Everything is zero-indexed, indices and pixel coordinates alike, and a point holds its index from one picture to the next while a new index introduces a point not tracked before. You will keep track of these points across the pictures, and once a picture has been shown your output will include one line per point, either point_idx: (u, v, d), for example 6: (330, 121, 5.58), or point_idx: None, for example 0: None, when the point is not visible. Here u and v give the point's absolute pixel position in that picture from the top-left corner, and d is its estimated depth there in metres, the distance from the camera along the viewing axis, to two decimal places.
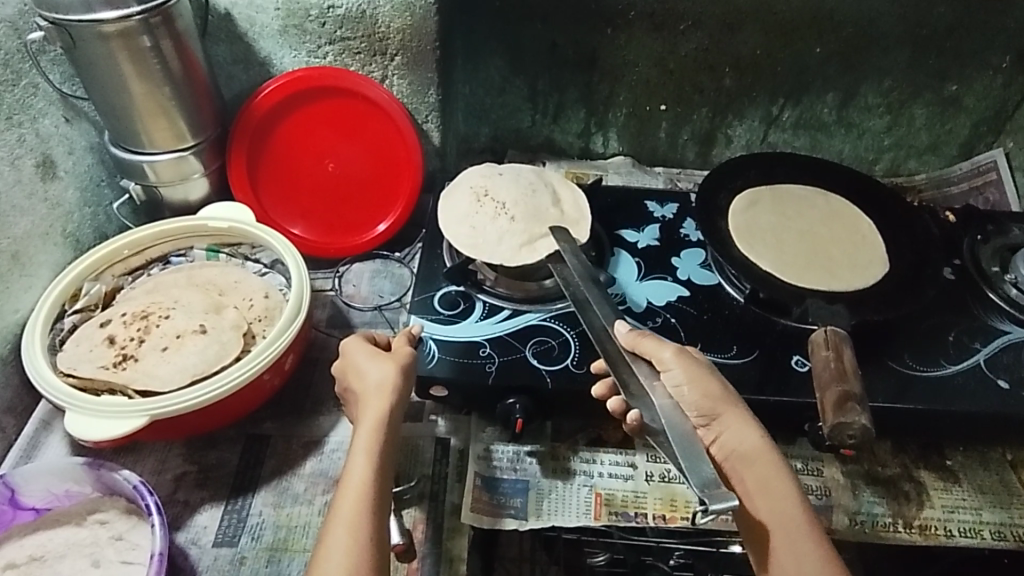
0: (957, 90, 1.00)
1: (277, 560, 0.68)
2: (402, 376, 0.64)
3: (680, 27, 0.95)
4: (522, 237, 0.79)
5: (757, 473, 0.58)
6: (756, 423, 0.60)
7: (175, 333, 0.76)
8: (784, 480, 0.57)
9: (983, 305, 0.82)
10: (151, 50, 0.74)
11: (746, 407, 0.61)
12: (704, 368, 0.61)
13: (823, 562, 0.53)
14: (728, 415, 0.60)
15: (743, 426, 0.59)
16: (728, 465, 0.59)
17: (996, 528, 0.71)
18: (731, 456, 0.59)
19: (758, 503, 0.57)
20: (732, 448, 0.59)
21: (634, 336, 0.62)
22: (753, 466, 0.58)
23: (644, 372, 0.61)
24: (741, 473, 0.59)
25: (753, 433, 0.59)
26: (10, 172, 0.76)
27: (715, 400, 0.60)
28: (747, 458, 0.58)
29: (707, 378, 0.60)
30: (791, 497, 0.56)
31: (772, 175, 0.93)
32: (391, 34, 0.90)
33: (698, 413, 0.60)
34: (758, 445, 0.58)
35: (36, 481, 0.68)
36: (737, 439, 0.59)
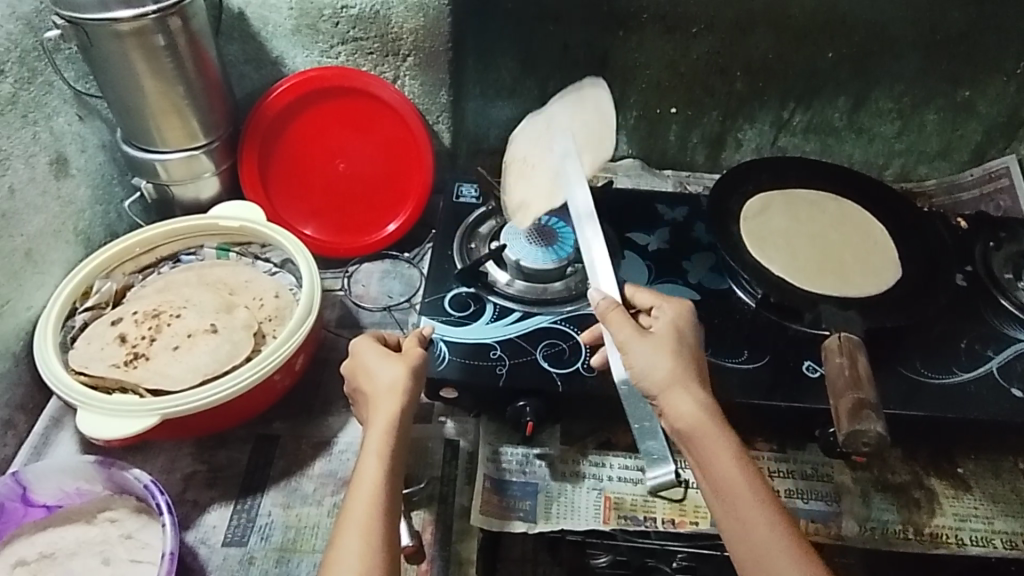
0: (969, 96, 1.00)
1: (286, 560, 0.68)
2: (412, 378, 0.63)
3: (692, 30, 0.95)
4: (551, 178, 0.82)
5: (699, 448, 0.56)
6: (699, 394, 0.58)
7: (186, 332, 0.76)
8: (726, 450, 0.55)
9: (995, 312, 0.82)
10: (165, 49, 0.74)
11: (692, 377, 0.59)
12: (658, 347, 0.60)
13: (767, 525, 0.52)
14: (669, 392, 0.58)
15: (683, 400, 0.58)
16: (676, 437, 0.58)
17: (1008, 538, 0.71)
18: (676, 431, 0.58)
19: (705, 476, 0.56)
20: (675, 424, 0.57)
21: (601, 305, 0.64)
22: (695, 440, 0.56)
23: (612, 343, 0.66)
24: (686, 446, 0.57)
25: (692, 405, 0.57)
26: (24, 169, 0.76)
27: (658, 379, 0.59)
28: (689, 433, 0.57)
29: (657, 358, 0.59)
30: (735, 466, 0.54)
31: (784, 178, 0.93)
32: (403, 35, 0.92)
33: (646, 392, 0.60)
34: (699, 419, 0.56)
35: (48, 479, 0.68)
36: (678, 415, 0.57)
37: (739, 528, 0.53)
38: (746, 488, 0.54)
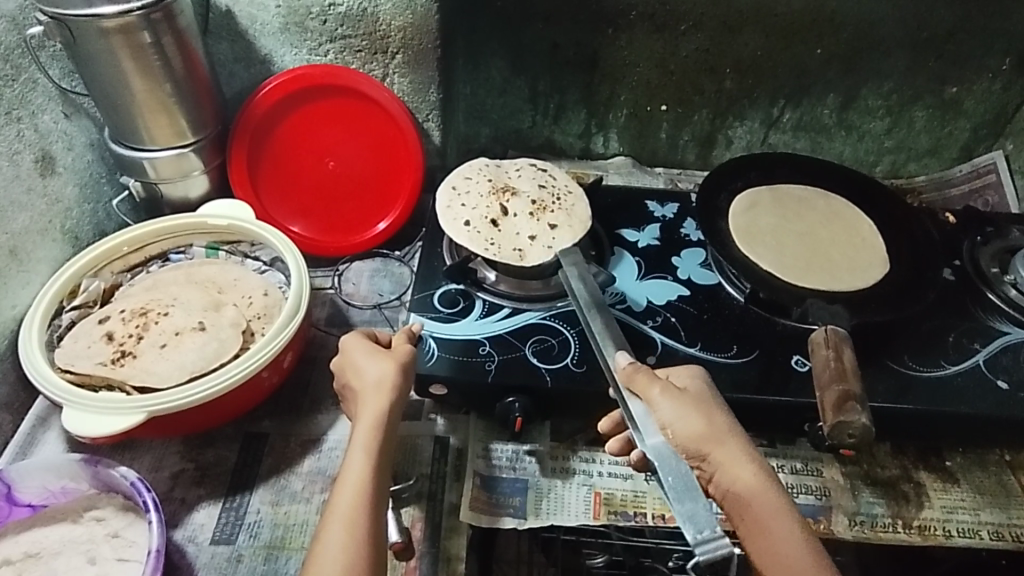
0: (957, 93, 1.01)
1: (274, 558, 0.67)
2: (401, 374, 0.63)
3: (680, 28, 0.95)
4: (493, 216, 0.81)
5: (755, 516, 0.53)
6: (751, 455, 0.55)
7: (174, 329, 0.76)
8: (784, 514, 0.52)
9: (982, 306, 0.82)
10: (152, 46, 0.74)
11: (731, 436, 0.56)
12: (694, 408, 0.57)
13: None
14: (718, 454, 0.55)
15: (732, 463, 0.54)
16: (726, 504, 0.55)
17: (995, 529, 0.71)
18: (727, 496, 0.54)
19: (760, 546, 0.52)
20: (726, 488, 0.54)
21: (628, 370, 0.60)
22: (753, 508, 0.53)
23: (638, 411, 0.58)
24: (740, 512, 0.54)
25: (746, 467, 0.54)
26: (8, 167, 0.75)
27: (704, 438, 0.55)
28: (745, 499, 0.53)
29: (695, 419, 0.56)
30: (796, 533, 0.52)
31: (772, 175, 0.93)
32: (391, 33, 0.90)
33: (687, 455, 0.56)
34: (752, 483, 0.53)
35: (33, 477, 0.68)
36: (732, 478, 0.54)
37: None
38: (808, 560, 0.50)
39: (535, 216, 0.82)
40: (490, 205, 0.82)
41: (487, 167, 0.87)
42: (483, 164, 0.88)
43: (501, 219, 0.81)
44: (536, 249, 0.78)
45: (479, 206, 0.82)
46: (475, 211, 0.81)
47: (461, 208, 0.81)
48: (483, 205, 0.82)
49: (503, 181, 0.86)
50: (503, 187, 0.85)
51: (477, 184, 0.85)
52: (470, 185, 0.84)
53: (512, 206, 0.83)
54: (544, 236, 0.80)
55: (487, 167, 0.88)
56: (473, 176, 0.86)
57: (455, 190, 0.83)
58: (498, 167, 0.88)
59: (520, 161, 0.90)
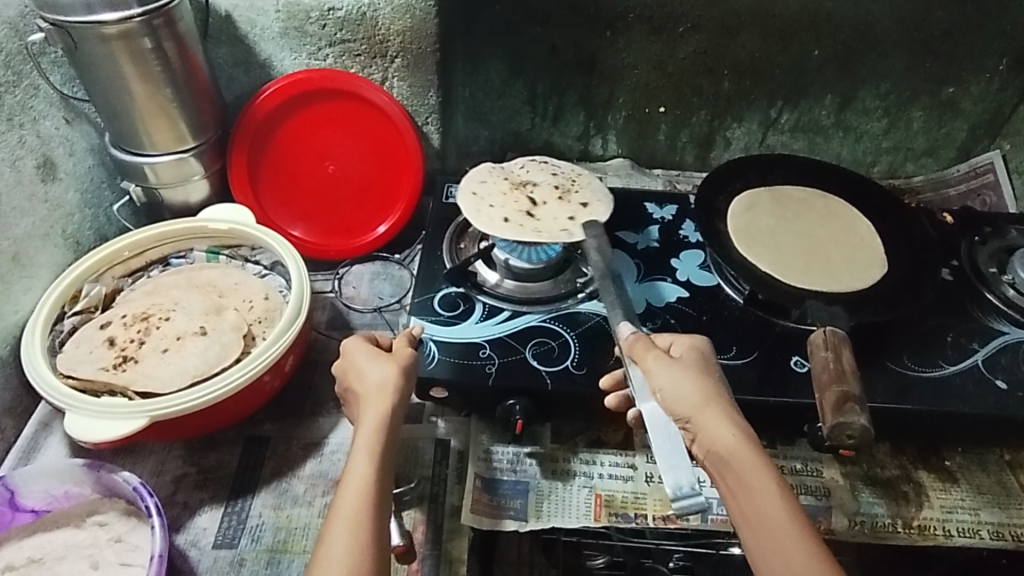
0: (954, 93, 1.01)
1: (277, 561, 0.68)
2: (402, 377, 0.63)
3: (678, 30, 0.95)
4: (522, 206, 0.82)
5: (736, 474, 0.53)
6: (734, 417, 0.55)
7: (176, 334, 0.76)
8: (763, 471, 0.52)
9: (980, 306, 0.82)
10: (152, 52, 0.74)
11: (716, 400, 0.56)
12: (684, 374, 0.58)
13: (809, 558, 0.48)
14: (701, 417, 0.55)
15: (713, 426, 0.54)
16: (709, 465, 0.55)
17: (995, 529, 0.71)
18: (709, 456, 0.54)
19: (741, 503, 0.52)
20: (709, 450, 0.55)
21: (631, 340, 0.62)
22: (732, 467, 0.53)
23: (636, 378, 0.61)
24: (722, 472, 0.54)
25: (728, 428, 0.54)
26: (10, 173, 0.76)
27: (689, 402, 0.56)
28: (725, 458, 0.53)
29: (684, 384, 0.57)
30: (773, 491, 0.51)
31: (771, 175, 0.94)
32: (391, 37, 0.90)
33: (674, 419, 0.57)
34: (733, 443, 0.53)
35: (36, 483, 0.68)
36: (713, 439, 0.54)
37: (777, 554, 0.49)
38: (785, 515, 0.50)
39: (562, 201, 0.83)
40: (516, 200, 0.82)
41: (494, 168, 0.87)
42: (488, 168, 0.88)
43: (529, 208, 0.82)
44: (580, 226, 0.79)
45: (506, 203, 0.82)
46: (503, 207, 0.81)
47: (491, 209, 0.81)
48: (509, 202, 0.82)
49: (516, 177, 0.86)
50: (519, 183, 0.85)
51: (494, 181, 0.85)
52: (488, 187, 0.84)
53: (538, 196, 0.83)
54: (580, 215, 0.81)
55: (493, 169, 0.87)
56: (488, 178, 0.85)
57: (477, 194, 0.83)
58: (503, 167, 0.88)
59: (519, 159, 0.90)
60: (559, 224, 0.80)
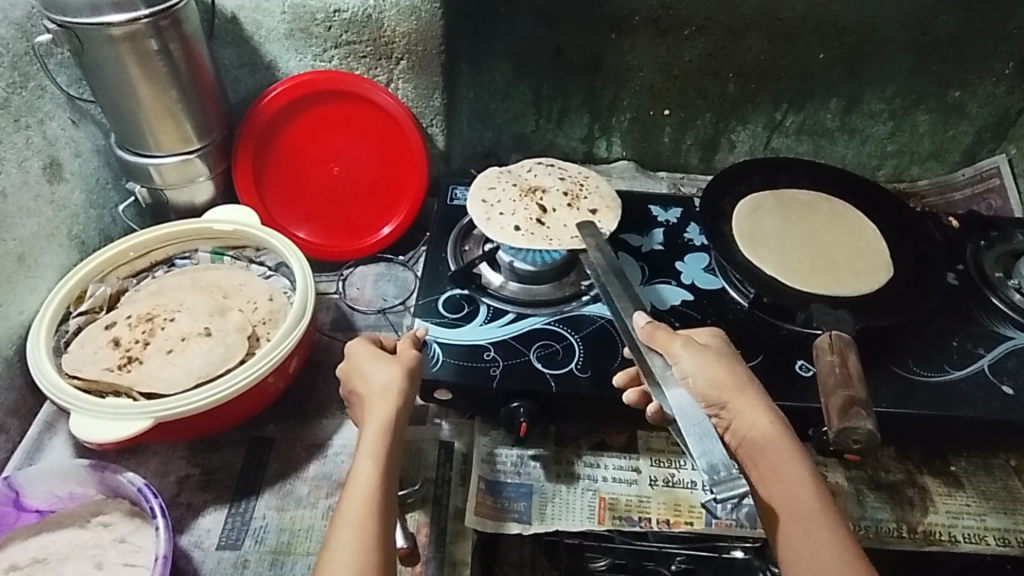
0: (960, 97, 1.01)
1: (280, 563, 0.68)
2: (406, 380, 0.63)
3: (684, 32, 0.95)
4: (533, 213, 0.81)
5: (769, 461, 0.54)
6: (769, 404, 0.56)
7: (181, 335, 0.76)
8: (797, 460, 0.54)
9: (986, 311, 0.82)
10: (159, 53, 0.74)
11: (750, 386, 0.57)
12: (713, 359, 0.58)
13: (839, 546, 0.50)
14: (737, 402, 0.56)
15: (750, 412, 0.56)
16: (742, 450, 0.56)
17: (1001, 535, 0.71)
18: (743, 443, 0.56)
19: (772, 489, 0.54)
20: (744, 435, 0.56)
21: (648, 328, 0.61)
22: (766, 453, 0.54)
23: (658, 366, 0.60)
24: (754, 458, 0.55)
25: (763, 414, 0.55)
26: (17, 173, 0.76)
27: (722, 387, 0.56)
28: (761, 444, 0.55)
29: (716, 368, 0.57)
30: (806, 479, 0.53)
31: (776, 179, 0.94)
32: (396, 39, 0.90)
33: (707, 402, 0.57)
34: (770, 431, 0.55)
35: (41, 483, 0.68)
36: (748, 425, 0.55)
37: (808, 540, 0.51)
38: (816, 503, 0.52)
39: (572, 207, 0.83)
40: (527, 207, 0.82)
41: (503, 173, 0.87)
42: (496, 172, 0.88)
43: (540, 215, 0.81)
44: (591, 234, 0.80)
45: (517, 211, 0.82)
46: (516, 215, 0.81)
47: (502, 216, 0.81)
48: (520, 208, 0.82)
49: (526, 181, 0.86)
50: (529, 187, 0.85)
51: (503, 188, 0.85)
52: (498, 194, 0.84)
53: (549, 202, 0.83)
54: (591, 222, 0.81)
55: (501, 173, 0.87)
56: (497, 185, 0.85)
57: (487, 202, 0.83)
58: (511, 172, 0.88)
59: (525, 162, 0.90)
60: (571, 231, 0.80)
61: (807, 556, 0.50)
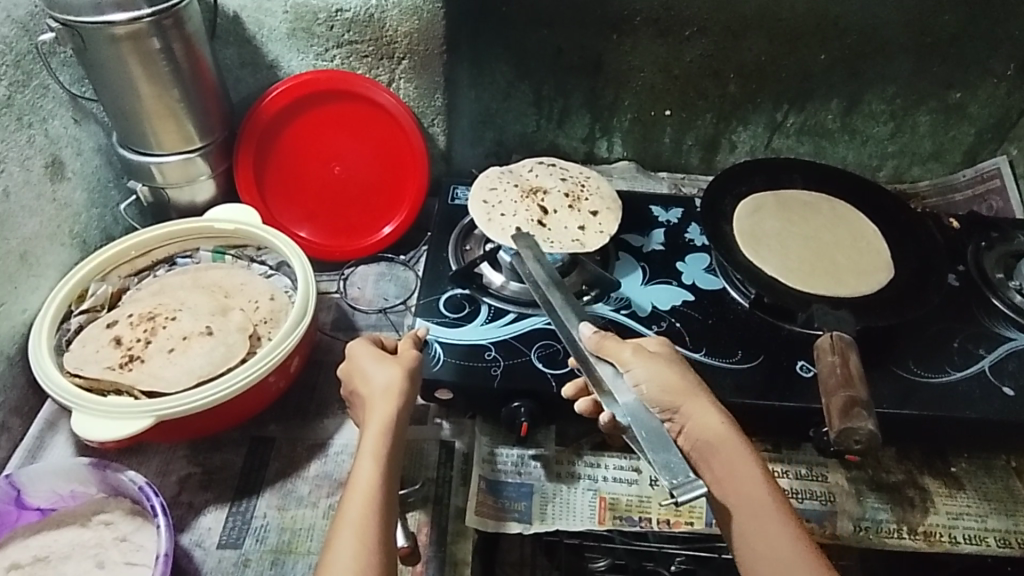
0: (961, 98, 1.01)
1: (281, 562, 0.68)
2: (407, 380, 0.63)
3: (685, 33, 0.95)
4: (534, 215, 0.81)
5: (722, 460, 0.55)
6: (719, 406, 0.58)
7: (182, 334, 0.76)
8: (748, 458, 0.55)
9: (987, 312, 0.82)
10: (161, 52, 0.75)
11: (700, 390, 0.58)
12: (664, 364, 0.59)
13: (792, 539, 0.51)
14: (689, 405, 0.57)
15: (702, 414, 0.57)
16: (696, 452, 0.57)
17: (1001, 535, 0.71)
18: (697, 445, 0.57)
19: (726, 488, 0.55)
20: (697, 437, 0.57)
21: (595, 338, 0.60)
22: (719, 453, 0.55)
23: (608, 375, 0.58)
24: (709, 459, 0.56)
25: (714, 415, 0.57)
26: (20, 172, 0.76)
27: (675, 391, 0.57)
28: (713, 444, 0.56)
29: (668, 373, 0.58)
30: (758, 475, 0.54)
31: (776, 180, 0.94)
32: (398, 38, 0.90)
33: (660, 408, 0.58)
34: (721, 431, 0.56)
35: (42, 481, 0.68)
36: (702, 427, 0.56)
37: (762, 535, 0.52)
38: (769, 498, 0.53)
39: (573, 209, 0.83)
40: (529, 208, 0.82)
41: (504, 174, 0.87)
42: (497, 172, 0.87)
43: (541, 216, 0.81)
44: (591, 237, 0.80)
45: (518, 212, 0.81)
46: (517, 215, 0.81)
47: (503, 218, 0.81)
48: (522, 210, 0.82)
49: (527, 182, 0.86)
50: (531, 188, 0.85)
51: (504, 189, 0.85)
52: (499, 195, 0.84)
53: (550, 203, 0.83)
54: (592, 224, 0.82)
55: (502, 174, 0.87)
56: (498, 185, 0.85)
57: (488, 203, 0.82)
58: (511, 172, 0.88)
59: (526, 161, 0.90)
60: (571, 234, 0.80)
61: (763, 552, 0.51)
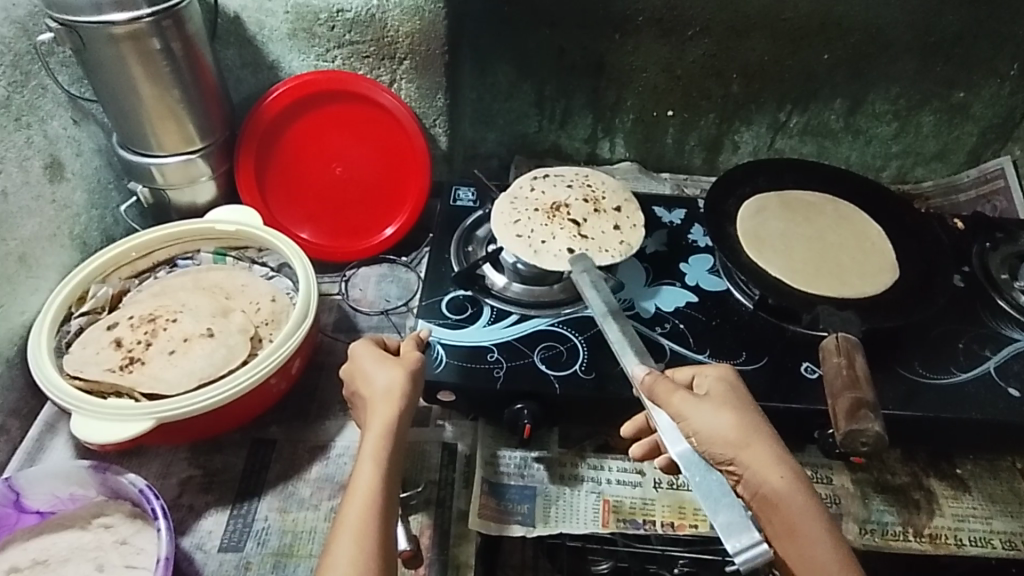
0: (964, 98, 1.00)
1: (282, 566, 0.67)
2: (409, 382, 0.63)
3: (687, 33, 0.95)
4: (568, 233, 0.80)
5: (784, 518, 0.52)
6: (780, 457, 0.54)
7: (183, 336, 0.76)
8: (812, 517, 0.51)
9: (992, 313, 0.82)
10: (161, 53, 0.74)
11: (758, 439, 0.54)
12: (719, 411, 0.55)
13: None
14: (745, 457, 0.53)
15: (760, 469, 0.53)
16: (756, 505, 0.54)
17: (1008, 538, 0.71)
18: (756, 498, 0.53)
19: (788, 548, 0.51)
20: (756, 491, 0.53)
21: (648, 380, 0.58)
22: (781, 510, 0.52)
23: (664, 421, 0.57)
24: (769, 514, 0.53)
25: (774, 469, 0.53)
26: (18, 173, 0.76)
27: (729, 443, 0.54)
28: (773, 501, 0.52)
29: (722, 423, 0.54)
30: (823, 536, 0.51)
31: (781, 180, 0.93)
32: (400, 38, 0.90)
33: (716, 459, 0.55)
34: (782, 487, 0.52)
35: (42, 484, 0.68)
36: (760, 481, 0.53)
37: None
38: (834, 562, 0.50)
39: (598, 212, 0.83)
40: (563, 228, 0.80)
41: (515, 201, 0.84)
42: (507, 201, 0.84)
43: (571, 231, 0.80)
44: (632, 231, 0.80)
45: (555, 234, 0.79)
46: (557, 237, 0.79)
47: (547, 244, 0.78)
48: (558, 231, 0.80)
49: (543, 201, 0.84)
50: (550, 207, 0.83)
51: (526, 215, 0.82)
52: (527, 223, 0.81)
53: (574, 212, 0.82)
54: (622, 218, 0.82)
55: (515, 200, 0.84)
56: (520, 216, 0.82)
57: (525, 236, 0.79)
58: (519, 194, 0.85)
59: (518, 179, 0.88)
60: (611, 233, 0.80)
61: None
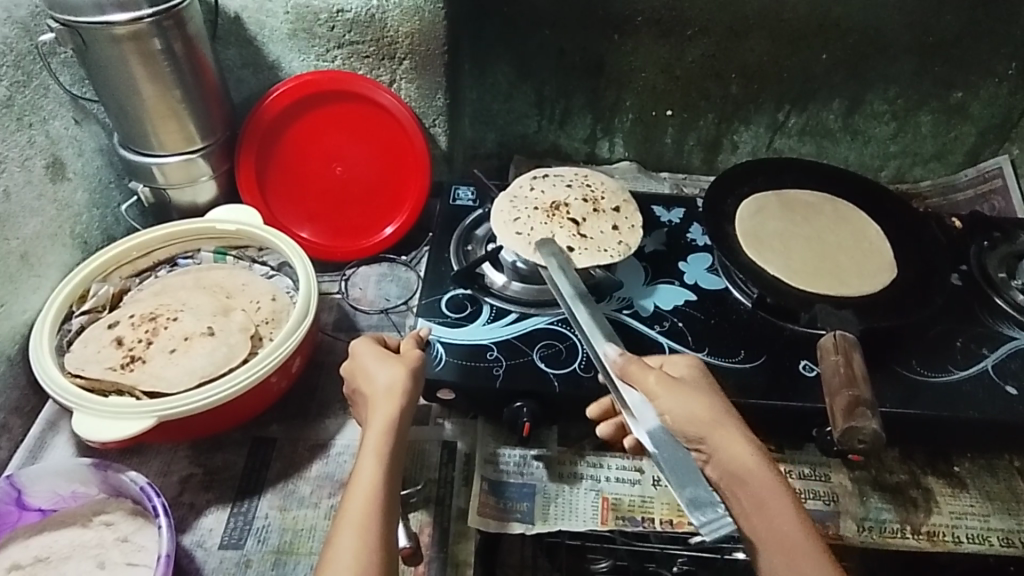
0: (962, 98, 1.01)
1: (283, 563, 0.67)
2: (411, 381, 0.63)
3: (686, 33, 0.95)
4: (566, 232, 0.80)
5: (752, 493, 0.51)
6: (748, 437, 0.54)
7: (184, 334, 0.76)
8: (781, 491, 0.51)
9: (990, 312, 0.82)
10: (162, 53, 0.75)
11: (727, 420, 0.54)
12: (690, 393, 0.56)
13: None
14: (716, 435, 0.53)
15: (730, 446, 0.53)
16: (724, 485, 0.53)
17: (1005, 535, 0.71)
18: (724, 476, 0.53)
19: (755, 524, 0.50)
20: (724, 469, 0.53)
21: (622, 361, 0.59)
22: (748, 485, 0.51)
23: (634, 400, 0.58)
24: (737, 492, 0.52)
25: (744, 446, 0.53)
26: (20, 172, 0.76)
27: (700, 421, 0.54)
28: (742, 477, 0.51)
29: (693, 404, 0.55)
30: (791, 510, 0.50)
31: (779, 180, 0.93)
32: (400, 38, 0.90)
33: (686, 438, 0.55)
34: (750, 462, 0.52)
35: (43, 482, 0.68)
36: (730, 458, 0.52)
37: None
38: (802, 535, 0.49)
39: (597, 213, 0.83)
40: (561, 227, 0.80)
41: (515, 200, 0.84)
42: (507, 200, 0.84)
43: (570, 231, 0.80)
44: (630, 234, 0.81)
45: (553, 233, 0.80)
46: (556, 235, 0.80)
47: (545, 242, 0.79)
48: (557, 230, 0.80)
49: (542, 200, 0.84)
50: (550, 206, 0.84)
51: (525, 214, 0.82)
52: (525, 221, 0.81)
53: (574, 212, 0.83)
54: (621, 220, 0.82)
55: (515, 198, 0.85)
56: (519, 214, 0.82)
57: (523, 234, 0.80)
58: (519, 192, 0.85)
59: (518, 178, 0.88)
60: (610, 234, 0.80)
61: None
